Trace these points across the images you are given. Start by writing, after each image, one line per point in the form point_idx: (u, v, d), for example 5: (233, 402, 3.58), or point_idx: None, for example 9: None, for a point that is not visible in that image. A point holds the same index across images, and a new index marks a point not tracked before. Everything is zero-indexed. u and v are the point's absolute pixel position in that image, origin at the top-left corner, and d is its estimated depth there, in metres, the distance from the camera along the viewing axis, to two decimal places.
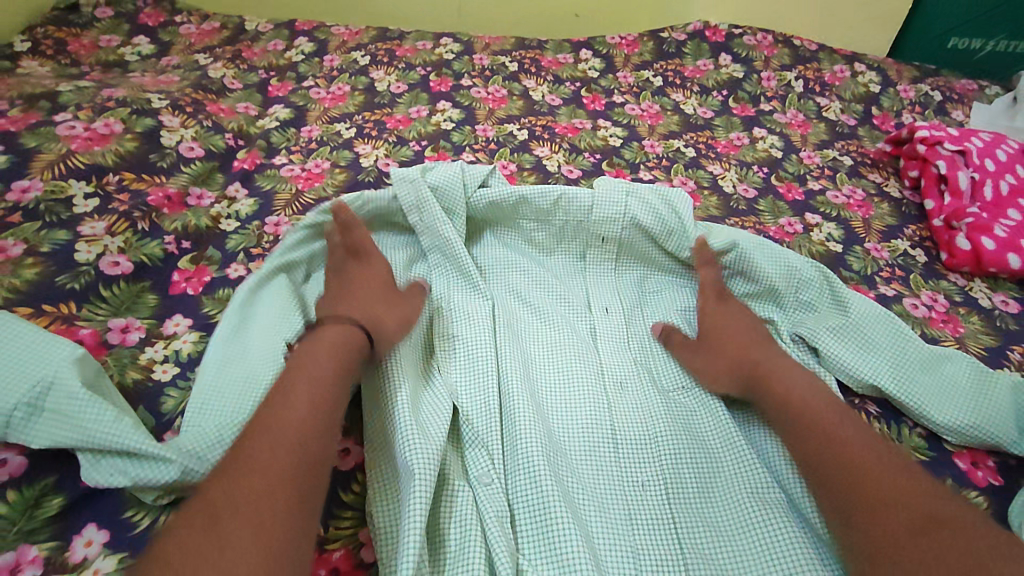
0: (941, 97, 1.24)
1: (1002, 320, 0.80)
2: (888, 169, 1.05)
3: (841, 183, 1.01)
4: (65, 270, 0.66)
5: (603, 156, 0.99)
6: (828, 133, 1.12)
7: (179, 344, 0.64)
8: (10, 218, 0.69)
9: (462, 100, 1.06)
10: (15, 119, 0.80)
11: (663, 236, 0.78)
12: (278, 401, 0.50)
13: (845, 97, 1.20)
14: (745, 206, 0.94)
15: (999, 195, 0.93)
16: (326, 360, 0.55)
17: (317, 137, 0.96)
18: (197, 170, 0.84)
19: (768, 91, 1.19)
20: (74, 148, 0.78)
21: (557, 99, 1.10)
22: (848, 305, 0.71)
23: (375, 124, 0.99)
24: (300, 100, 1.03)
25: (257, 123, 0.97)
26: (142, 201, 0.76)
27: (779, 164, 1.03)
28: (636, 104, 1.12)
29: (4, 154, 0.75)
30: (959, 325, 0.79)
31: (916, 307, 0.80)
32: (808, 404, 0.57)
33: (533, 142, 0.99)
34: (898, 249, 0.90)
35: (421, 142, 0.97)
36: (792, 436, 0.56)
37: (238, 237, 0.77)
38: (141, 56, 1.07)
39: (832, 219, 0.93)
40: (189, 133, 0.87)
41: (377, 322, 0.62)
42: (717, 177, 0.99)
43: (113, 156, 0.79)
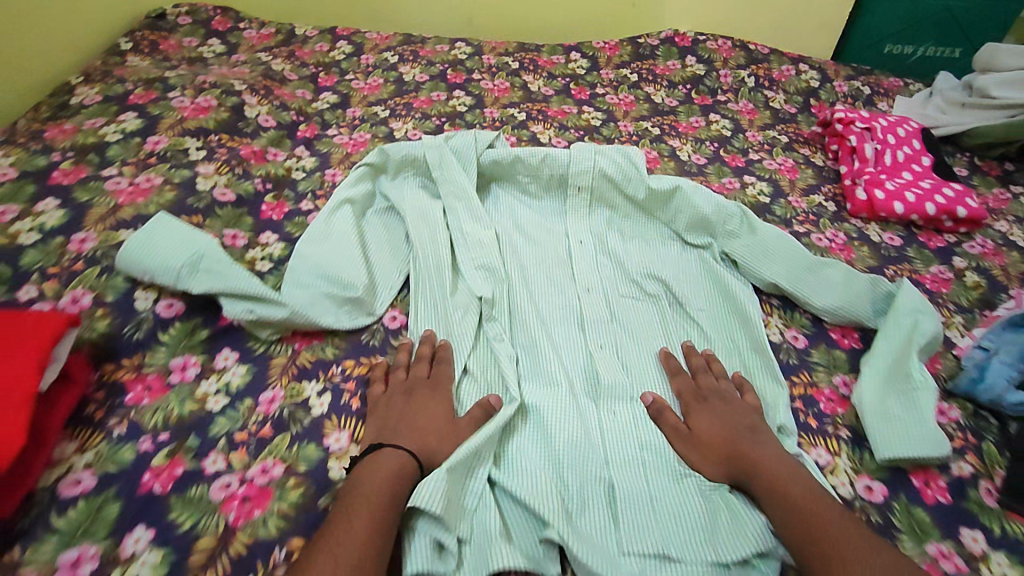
0: (870, 90, 1.48)
1: (886, 250, 1.06)
2: (817, 145, 1.31)
3: (776, 154, 1.26)
4: (191, 194, 0.90)
5: (585, 133, 1.24)
6: (771, 118, 1.37)
7: (272, 250, 0.90)
8: (149, 161, 0.92)
9: (473, 90, 1.32)
10: (141, 96, 1.04)
11: (624, 182, 1.02)
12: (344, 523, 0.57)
13: (789, 91, 1.45)
14: (696, 170, 1.19)
15: (896, 161, 1.18)
16: (381, 492, 0.60)
17: (360, 116, 1.21)
18: (271, 136, 1.07)
19: (724, 85, 1.44)
20: (186, 116, 1.01)
21: (550, 91, 1.36)
22: (756, 229, 0.96)
23: (404, 106, 1.25)
24: (345, 89, 1.28)
25: (313, 104, 1.21)
26: (236, 154, 0.99)
27: (728, 141, 1.29)
28: (615, 95, 1.38)
29: (138, 119, 0.98)
30: (852, 253, 1.04)
31: (820, 240, 1.06)
32: (786, 475, 0.66)
33: (530, 122, 1.25)
34: (814, 202, 1.15)
35: (442, 120, 1.22)
36: (782, 506, 0.63)
37: (306, 183, 1.02)
38: (216, 53, 1.31)
39: (765, 180, 1.19)
40: (264, 110, 1.11)
41: (431, 454, 0.67)
42: (676, 149, 1.24)
43: (213, 123, 1.02)
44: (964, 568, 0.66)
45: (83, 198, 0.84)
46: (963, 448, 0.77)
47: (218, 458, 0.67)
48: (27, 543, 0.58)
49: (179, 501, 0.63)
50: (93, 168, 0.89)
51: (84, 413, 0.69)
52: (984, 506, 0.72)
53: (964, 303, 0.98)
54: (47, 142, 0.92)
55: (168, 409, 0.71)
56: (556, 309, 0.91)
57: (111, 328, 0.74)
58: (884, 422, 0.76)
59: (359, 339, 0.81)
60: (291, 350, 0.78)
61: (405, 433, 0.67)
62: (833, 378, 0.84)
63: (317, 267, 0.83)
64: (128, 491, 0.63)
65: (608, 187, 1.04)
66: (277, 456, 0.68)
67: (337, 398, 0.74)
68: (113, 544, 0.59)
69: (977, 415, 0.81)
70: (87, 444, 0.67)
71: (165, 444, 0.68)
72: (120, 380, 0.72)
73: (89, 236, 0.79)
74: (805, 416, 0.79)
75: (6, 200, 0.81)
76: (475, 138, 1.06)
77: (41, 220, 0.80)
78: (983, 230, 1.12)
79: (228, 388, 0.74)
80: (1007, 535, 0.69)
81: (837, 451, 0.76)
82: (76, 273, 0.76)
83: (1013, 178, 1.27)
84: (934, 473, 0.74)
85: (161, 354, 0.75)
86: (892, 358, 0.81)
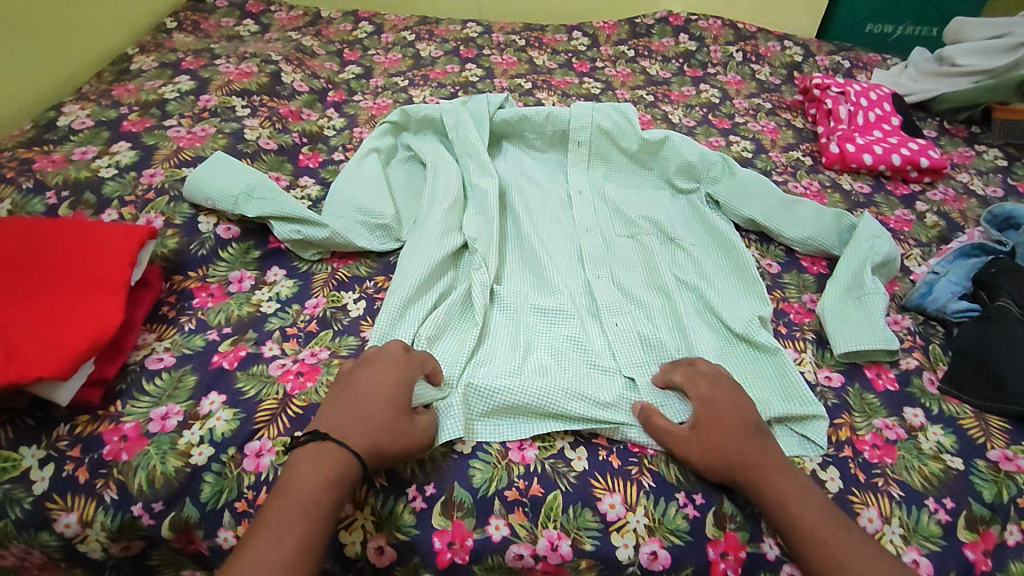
0: (849, 64, 1.60)
1: (855, 196, 1.18)
2: (798, 111, 1.43)
3: (760, 118, 1.38)
4: (240, 142, 1.03)
5: (586, 100, 1.36)
6: (757, 88, 1.48)
7: (310, 191, 1.02)
8: (203, 116, 1.06)
9: (484, 63, 1.43)
10: (192, 62, 1.18)
11: (618, 134, 1.09)
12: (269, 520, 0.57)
13: (774, 65, 1.56)
14: (686, 130, 1.31)
15: (868, 121, 1.31)
16: (312, 483, 0.60)
17: (382, 85, 1.32)
18: (305, 98, 1.20)
19: (715, 60, 1.56)
20: (232, 79, 1.14)
21: (554, 64, 1.47)
22: (736, 171, 1.06)
23: (422, 77, 1.35)
24: (368, 62, 1.39)
25: (339, 75, 1.33)
26: (276, 112, 1.12)
27: (717, 107, 1.40)
28: (614, 67, 1.49)
29: (191, 81, 1.12)
30: (824, 198, 1.17)
31: (796, 188, 1.18)
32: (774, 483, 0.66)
33: (535, 90, 1.36)
34: (793, 157, 1.27)
35: (456, 87, 1.33)
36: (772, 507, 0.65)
37: (337, 139, 1.14)
38: (251, 32, 1.44)
39: (748, 139, 1.31)
40: (298, 77, 1.23)
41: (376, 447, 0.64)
42: (668, 113, 1.35)
43: (256, 86, 1.15)
44: (903, 435, 0.79)
45: (150, 141, 0.98)
46: (911, 347, 0.90)
47: (275, 345, 0.79)
48: (126, 400, 0.71)
49: (245, 374, 0.75)
50: (156, 119, 1.03)
51: (159, 312, 0.81)
52: (925, 391, 0.84)
53: (923, 239, 1.10)
54: (115, 99, 1.06)
55: (229, 311, 0.82)
56: (555, 241, 0.99)
57: (179, 245, 0.86)
58: (841, 323, 0.88)
59: (388, 260, 0.93)
60: (330, 268, 0.91)
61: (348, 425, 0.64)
62: (802, 296, 0.96)
63: (351, 200, 0.96)
64: (202, 368, 0.75)
65: (602, 140, 1.10)
66: (323, 344, 0.80)
67: (371, 304, 0.86)
68: (194, 404, 0.71)
69: (926, 324, 0.94)
70: (164, 335, 0.78)
71: (229, 336, 0.80)
72: (188, 288, 0.84)
73: (158, 171, 0.93)
74: (776, 324, 0.91)
75: (88, 142, 0.97)
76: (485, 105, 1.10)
77: (116, 158, 0.94)
78: (945, 180, 1.24)
79: (279, 296, 0.86)
80: (942, 413, 0.82)
81: (804, 349, 0.89)
82: (149, 200, 0.90)
83: (979, 139, 1.38)
84: (885, 367, 0.87)
85: (221, 268, 0.87)
86: (851, 272, 0.94)
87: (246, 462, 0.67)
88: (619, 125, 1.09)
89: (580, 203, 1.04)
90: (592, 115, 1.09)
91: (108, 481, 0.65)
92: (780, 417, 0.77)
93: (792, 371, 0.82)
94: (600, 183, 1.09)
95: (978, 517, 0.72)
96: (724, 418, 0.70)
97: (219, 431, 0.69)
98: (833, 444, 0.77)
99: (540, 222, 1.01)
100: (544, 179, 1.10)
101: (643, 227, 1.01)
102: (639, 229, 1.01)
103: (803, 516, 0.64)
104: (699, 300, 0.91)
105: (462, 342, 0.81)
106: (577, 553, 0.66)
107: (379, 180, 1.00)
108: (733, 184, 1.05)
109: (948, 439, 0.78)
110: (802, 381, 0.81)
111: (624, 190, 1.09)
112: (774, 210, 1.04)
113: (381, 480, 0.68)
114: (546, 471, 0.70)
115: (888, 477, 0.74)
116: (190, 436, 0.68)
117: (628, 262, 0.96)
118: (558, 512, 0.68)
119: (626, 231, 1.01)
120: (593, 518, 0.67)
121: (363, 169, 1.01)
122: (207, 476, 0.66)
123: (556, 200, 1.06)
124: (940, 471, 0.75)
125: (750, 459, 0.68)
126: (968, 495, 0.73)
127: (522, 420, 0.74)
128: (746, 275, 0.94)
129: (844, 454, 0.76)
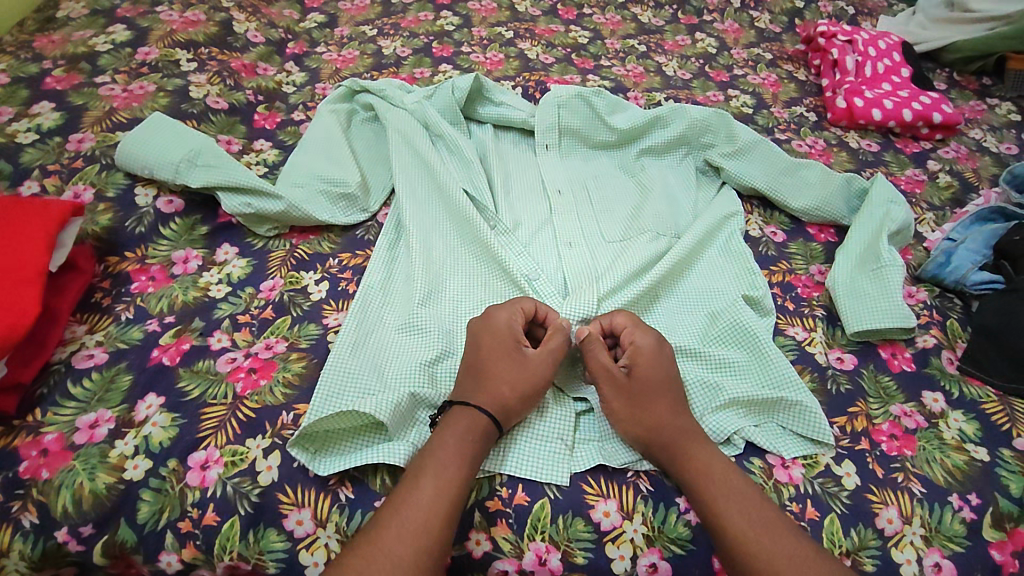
0: (854, 11, 1.48)
1: (863, 155, 1.09)
2: (800, 61, 1.32)
3: (760, 70, 1.28)
4: (185, 101, 0.92)
5: (573, 50, 1.25)
6: (756, 37, 1.37)
7: (265, 155, 0.91)
8: (141, 71, 0.94)
9: (461, 10, 1.30)
10: (129, 9, 1.05)
11: (602, 107, 0.97)
12: (408, 483, 0.55)
13: (774, 11, 1.45)
14: (682, 84, 1.21)
15: (876, 72, 1.21)
16: (447, 449, 0.57)
17: (348, 35, 1.19)
18: (261, 51, 1.08)
19: (710, 6, 1.43)
20: (176, 29, 1.02)
21: (537, 11, 1.34)
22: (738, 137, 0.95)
23: (392, 26, 1.23)
24: (332, 10, 1.26)
25: (300, 24, 1.20)
26: (227, 66, 1.00)
27: (713, 57, 1.29)
28: (603, 14, 1.37)
29: (127, 31, 1.00)
30: (830, 157, 1.08)
31: (801, 146, 1.09)
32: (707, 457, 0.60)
33: (517, 40, 1.24)
34: (796, 113, 1.18)
35: (430, 37, 1.21)
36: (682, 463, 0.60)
37: (297, 96, 1.02)
38: None
39: (748, 93, 1.21)
40: (253, 26, 1.11)
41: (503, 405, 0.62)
42: (661, 65, 1.25)
43: (203, 36, 1.04)
44: (923, 424, 0.70)
45: (78, 102, 0.87)
46: (928, 323, 0.80)
47: (224, 336, 0.70)
48: (47, 407, 0.61)
49: (188, 372, 0.66)
50: (86, 76, 0.91)
51: (91, 299, 0.71)
52: (945, 373, 0.75)
53: (936, 203, 1.01)
54: (38, 52, 0.94)
55: (172, 296, 0.72)
56: (528, 227, 0.86)
57: (112, 222, 0.76)
58: (853, 298, 0.79)
59: (354, 234, 0.83)
60: (289, 245, 0.80)
61: (477, 391, 0.62)
62: (810, 267, 0.87)
63: (309, 168, 0.85)
64: (140, 364, 0.66)
65: (585, 110, 0.97)
66: (279, 334, 0.70)
67: (335, 286, 0.76)
68: (129, 409, 0.62)
69: (943, 297, 0.84)
70: (96, 327, 0.69)
71: (172, 325, 0.70)
72: (125, 271, 0.74)
73: (88, 136, 0.83)
74: (783, 299, 0.82)
75: (3, 102, 0.85)
76: (452, 87, 0.96)
77: (38, 121, 0.84)
78: (958, 136, 1.15)
79: (229, 278, 0.76)
80: (964, 397, 0.73)
81: (813, 328, 0.79)
82: (77, 169, 0.79)
83: (991, 92, 1.29)
84: (901, 346, 0.78)
85: (163, 247, 0.77)
86: (865, 242, 0.85)
87: (190, 476, 0.59)
88: (586, 98, 0.97)
89: (558, 191, 0.90)
90: (569, 90, 0.97)
91: (26, 503, 0.57)
92: (783, 424, 0.68)
93: (776, 357, 0.72)
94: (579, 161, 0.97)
95: (1005, 514, 0.63)
96: (661, 374, 0.64)
97: (156, 441, 0.60)
98: (848, 436, 0.68)
99: (507, 201, 0.89)
100: (518, 162, 0.96)
101: (630, 209, 0.89)
102: (626, 212, 0.88)
103: (696, 457, 0.60)
104: (687, 293, 0.81)
105: (409, 341, 0.70)
106: (567, 568, 0.59)
107: (339, 147, 0.89)
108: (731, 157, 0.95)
109: (971, 427, 0.70)
110: (786, 367, 0.71)
111: (607, 174, 0.95)
112: (774, 177, 0.93)
113: (346, 493, 0.59)
114: (531, 475, 0.62)
115: (908, 472, 0.65)
116: (123, 447, 0.59)
117: (608, 251, 0.83)
118: (546, 522, 0.60)
119: (606, 208, 0.89)
120: (585, 530, 0.60)
121: (310, 144, 0.89)
122: (144, 493, 0.58)
123: (530, 181, 0.93)
124: (964, 464, 0.66)
125: (718, 469, 0.60)
126: (994, 490, 0.64)
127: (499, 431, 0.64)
128: (742, 258, 0.84)
129: (860, 447, 0.67)
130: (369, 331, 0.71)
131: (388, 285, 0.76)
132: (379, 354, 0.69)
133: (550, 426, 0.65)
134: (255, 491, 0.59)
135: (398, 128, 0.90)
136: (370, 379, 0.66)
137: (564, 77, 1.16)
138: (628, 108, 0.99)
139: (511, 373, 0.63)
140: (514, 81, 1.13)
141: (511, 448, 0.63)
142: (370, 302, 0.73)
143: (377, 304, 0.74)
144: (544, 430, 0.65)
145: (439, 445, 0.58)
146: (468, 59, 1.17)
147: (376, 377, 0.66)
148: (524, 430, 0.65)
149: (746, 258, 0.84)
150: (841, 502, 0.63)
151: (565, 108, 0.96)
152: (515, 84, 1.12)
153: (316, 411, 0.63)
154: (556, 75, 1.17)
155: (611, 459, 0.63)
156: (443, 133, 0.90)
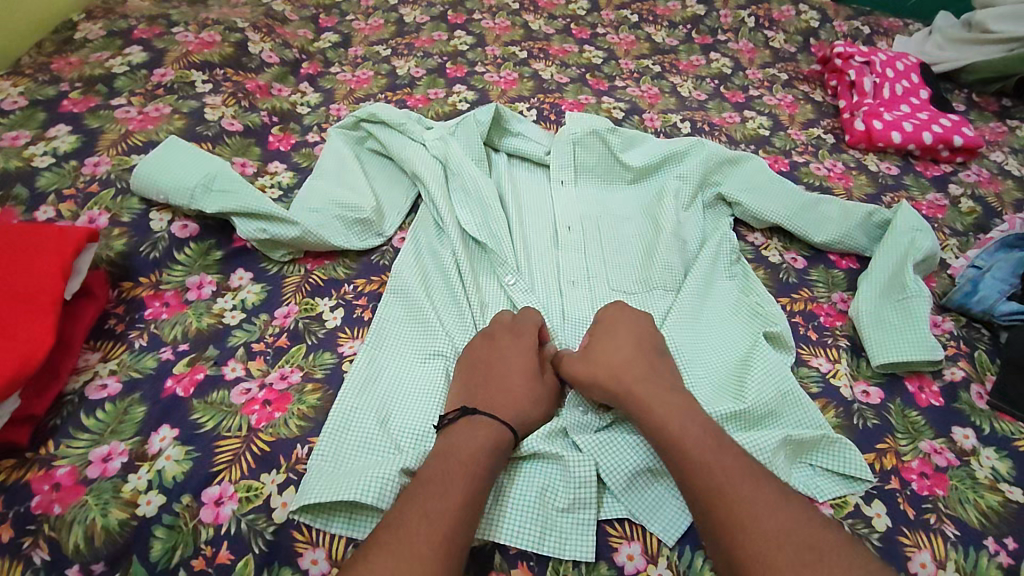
0: (869, 30, 1.47)
1: (883, 178, 1.08)
2: (816, 82, 1.31)
3: (776, 91, 1.27)
4: (200, 123, 0.91)
5: (587, 70, 1.24)
6: (771, 57, 1.36)
7: (280, 178, 0.90)
8: (157, 93, 0.94)
9: (475, 30, 1.30)
10: (145, 30, 1.04)
11: (619, 146, 0.96)
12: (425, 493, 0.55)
13: (788, 31, 1.44)
14: (697, 105, 1.20)
15: (894, 94, 1.20)
16: (473, 448, 0.59)
17: (361, 55, 1.19)
18: (276, 71, 1.08)
19: (725, 26, 1.43)
20: (191, 50, 1.02)
21: (551, 30, 1.34)
22: (757, 176, 0.95)
23: (406, 46, 1.22)
24: (346, 29, 1.26)
25: (314, 44, 1.20)
26: (243, 88, 1.00)
27: (728, 78, 1.28)
28: (616, 34, 1.36)
29: (144, 52, 1.00)
30: (850, 180, 1.06)
31: (819, 169, 1.08)
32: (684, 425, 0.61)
33: (531, 60, 1.24)
34: (813, 135, 1.16)
35: (443, 57, 1.21)
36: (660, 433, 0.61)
37: (312, 116, 1.02)
38: None
39: (764, 114, 1.20)
40: (267, 46, 1.11)
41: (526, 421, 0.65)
42: (676, 86, 1.24)
43: (218, 57, 1.03)
44: (954, 462, 0.68)
45: (94, 124, 0.87)
46: (955, 355, 0.79)
47: (238, 365, 0.68)
48: (60, 440, 0.60)
49: (202, 403, 0.64)
50: (102, 98, 0.91)
51: (105, 326, 0.70)
52: (975, 407, 0.73)
53: (959, 228, 0.99)
54: (55, 73, 0.94)
55: (186, 323, 0.71)
56: (540, 262, 0.85)
57: (127, 247, 0.76)
58: (880, 330, 0.78)
59: (369, 259, 0.82)
60: (304, 270, 0.80)
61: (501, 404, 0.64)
62: (832, 295, 0.85)
63: (325, 194, 0.84)
64: (154, 394, 0.65)
65: (602, 150, 0.96)
66: (294, 364, 0.69)
67: (350, 313, 0.75)
68: (142, 441, 0.61)
69: (970, 327, 0.83)
70: (110, 355, 0.68)
71: (186, 353, 0.69)
72: (139, 297, 0.73)
73: (103, 159, 0.83)
74: (805, 328, 0.80)
75: (19, 125, 0.85)
76: (477, 120, 0.95)
77: (54, 144, 0.83)
78: (978, 159, 1.14)
79: (244, 304, 0.75)
80: (995, 433, 0.71)
81: (837, 359, 0.77)
82: (92, 194, 0.79)
83: (1011, 113, 1.27)
84: (928, 378, 0.76)
85: (177, 273, 0.76)
86: (889, 272, 0.83)
87: (204, 512, 0.57)
88: (606, 135, 0.96)
89: (569, 228, 0.89)
90: (590, 129, 0.96)
91: (37, 540, 0.55)
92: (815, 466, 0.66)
93: (800, 399, 0.70)
94: (594, 194, 0.95)
95: None
96: (615, 351, 0.68)
97: (169, 475, 0.59)
98: (877, 473, 0.66)
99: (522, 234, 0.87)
100: (533, 193, 0.95)
101: (640, 248, 0.87)
102: (637, 252, 0.87)
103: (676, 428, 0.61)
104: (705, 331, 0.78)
105: (418, 388, 0.69)
106: None
107: (356, 174, 0.88)
108: (753, 188, 0.94)
109: (1004, 465, 0.68)
110: (812, 411, 0.70)
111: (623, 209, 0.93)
112: (795, 207, 0.92)
113: (363, 534, 0.57)
114: (554, 553, 0.58)
115: (940, 513, 0.63)
116: (136, 482, 0.58)
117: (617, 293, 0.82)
118: (569, 565, 0.58)
119: (620, 247, 0.87)
120: (609, 573, 0.58)
121: (327, 172, 0.89)
122: (157, 530, 0.56)
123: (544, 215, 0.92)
124: (998, 505, 0.64)
125: (698, 443, 0.59)
126: None
127: (514, 507, 0.60)
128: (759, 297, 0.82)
129: (890, 486, 0.65)
130: (378, 373, 0.69)
131: (398, 323, 0.74)
132: (389, 399, 0.67)
133: (565, 491, 0.62)
134: (269, 529, 0.57)
135: (415, 161, 0.89)
136: (375, 421, 0.65)
137: (579, 98, 1.16)
138: (643, 141, 0.98)
139: (531, 392, 0.67)
140: (529, 102, 1.12)
141: (529, 522, 0.59)
142: (378, 342, 0.71)
143: (386, 343, 0.72)
144: (561, 498, 0.61)
145: (463, 448, 0.59)
146: (482, 79, 1.17)
147: (388, 426, 0.65)
148: (538, 497, 0.61)
149: (766, 296, 0.82)
150: (871, 545, 0.61)
151: (580, 148, 0.96)
152: (530, 106, 1.11)
153: (326, 455, 0.61)
154: (571, 96, 1.16)
155: (637, 514, 0.61)
156: (457, 168, 0.88)
